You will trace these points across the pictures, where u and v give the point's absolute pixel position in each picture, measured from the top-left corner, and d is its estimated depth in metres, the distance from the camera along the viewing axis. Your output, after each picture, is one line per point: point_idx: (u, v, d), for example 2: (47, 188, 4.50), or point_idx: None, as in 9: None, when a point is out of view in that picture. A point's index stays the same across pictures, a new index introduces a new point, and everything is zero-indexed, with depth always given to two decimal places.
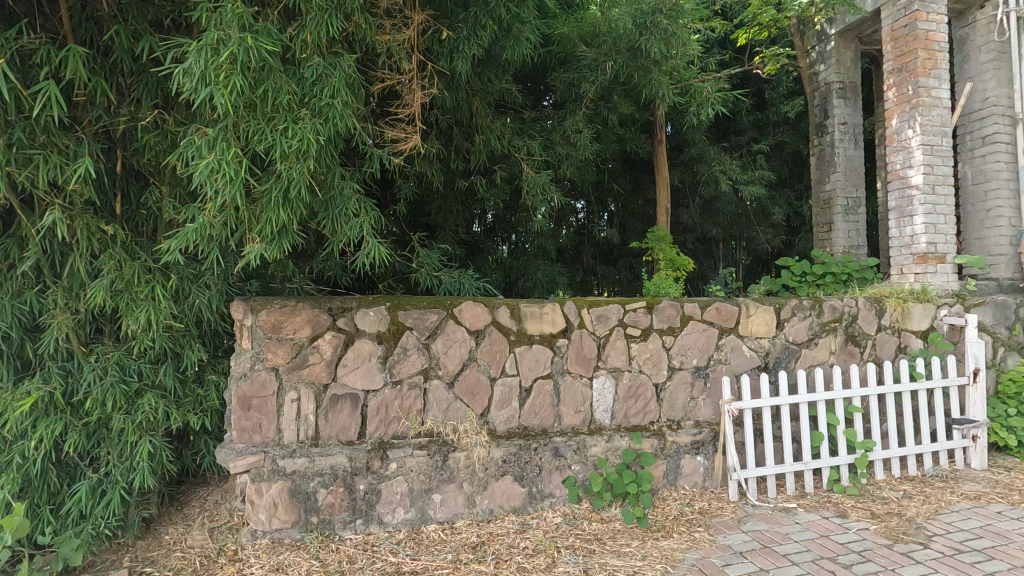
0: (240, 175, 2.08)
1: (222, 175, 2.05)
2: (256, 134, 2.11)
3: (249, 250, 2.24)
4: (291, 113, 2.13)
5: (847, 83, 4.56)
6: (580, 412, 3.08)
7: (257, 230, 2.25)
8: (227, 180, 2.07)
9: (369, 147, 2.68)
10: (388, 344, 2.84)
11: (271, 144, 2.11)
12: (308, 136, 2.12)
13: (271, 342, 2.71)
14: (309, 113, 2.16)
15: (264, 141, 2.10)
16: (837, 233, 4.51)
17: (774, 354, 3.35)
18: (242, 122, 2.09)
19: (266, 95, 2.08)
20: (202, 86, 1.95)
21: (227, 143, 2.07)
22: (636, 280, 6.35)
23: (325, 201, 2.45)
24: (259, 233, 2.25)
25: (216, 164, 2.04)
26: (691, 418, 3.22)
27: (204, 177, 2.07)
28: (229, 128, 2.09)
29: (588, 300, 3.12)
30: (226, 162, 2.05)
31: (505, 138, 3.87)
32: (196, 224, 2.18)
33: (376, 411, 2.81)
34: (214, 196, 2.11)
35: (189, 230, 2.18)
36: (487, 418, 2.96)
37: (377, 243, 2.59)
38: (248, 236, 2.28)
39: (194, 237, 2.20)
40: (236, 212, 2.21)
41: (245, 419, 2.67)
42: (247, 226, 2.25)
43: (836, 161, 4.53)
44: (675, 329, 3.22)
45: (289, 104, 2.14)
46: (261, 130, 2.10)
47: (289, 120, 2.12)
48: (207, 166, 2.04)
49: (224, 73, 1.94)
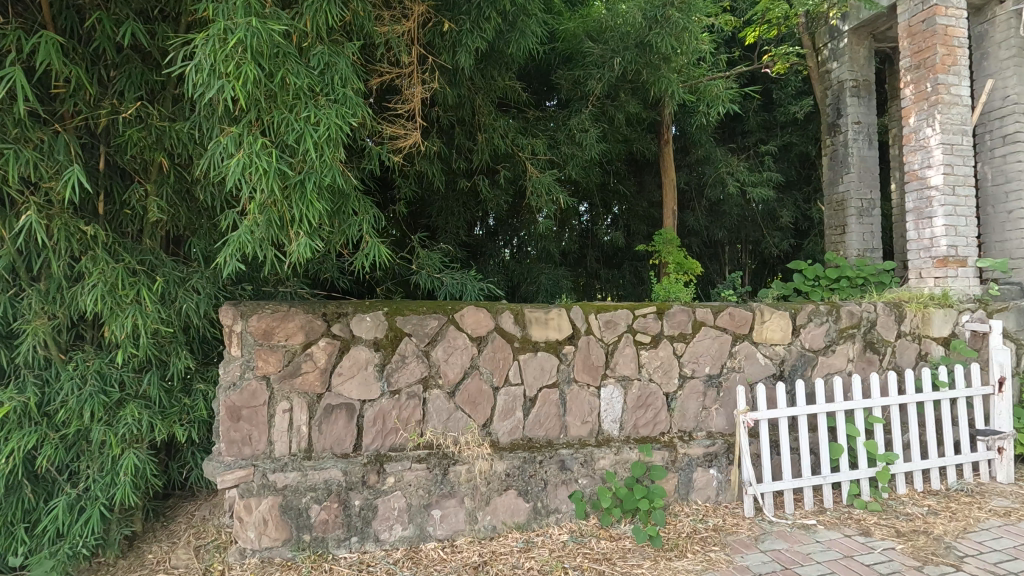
0: (276, 167, 1.91)
1: (258, 168, 1.89)
2: (281, 126, 1.95)
3: (295, 247, 2.02)
4: (310, 101, 1.99)
5: (861, 81, 4.43)
6: (587, 422, 2.93)
7: (299, 226, 2.05)
8: (261, 174, 1.90)
9: (368, 144, 2.55)
10: (386, 351, 2.70)
11: (299, 135, 1.96)
12: (333, 122, 2.00)
13: (262, 349, 2.56)
14: (327, 100, 2.03)
15: (293, 132, 1.95)
16: (850, 235, 4.37)
17: (790, 362, 3.20)
18: (265, 114, 1.93)
19: (284, 83, 1.93)
20: (212, 80, 1.78)
21: (252, 135, 1.92)
22: (641, 284, 6.20)
23: (343, 197, 2.31)
24: (300, 229, 2.05)
25: (249, 158, 1.88)
26: (703, 429, 3.07)
27: (239, 177, 1.90)
28: (253, 122, 1.94)
29: (596, 304, 2.98)
30: (259, 154, 1.89)
31: (509, 137, 3.73)
32: (241, 229, 1.97)
33: (372, 422, 2.66)
34: (252, 194, 1.94)
35: (240, 235, 1.97)
36: (490, 429, 2.81)
37: (377, 242, 2.47)
38: (291, 234, 2.06)
39: (242, 244, 2.01)
40: (279, 210, 1.99)
41: (234, 431, 2.53)
42: (291, 224, 2.04)
43: (850, 161, 4.39)
44: (686, 335, 3.07)
45: (308, 90, 1.99)
46: (286, 120, 1.95)
47: (311, 107, 1.98)
48: (240, 163, 1.88)
49: (235, 63, 1.78)
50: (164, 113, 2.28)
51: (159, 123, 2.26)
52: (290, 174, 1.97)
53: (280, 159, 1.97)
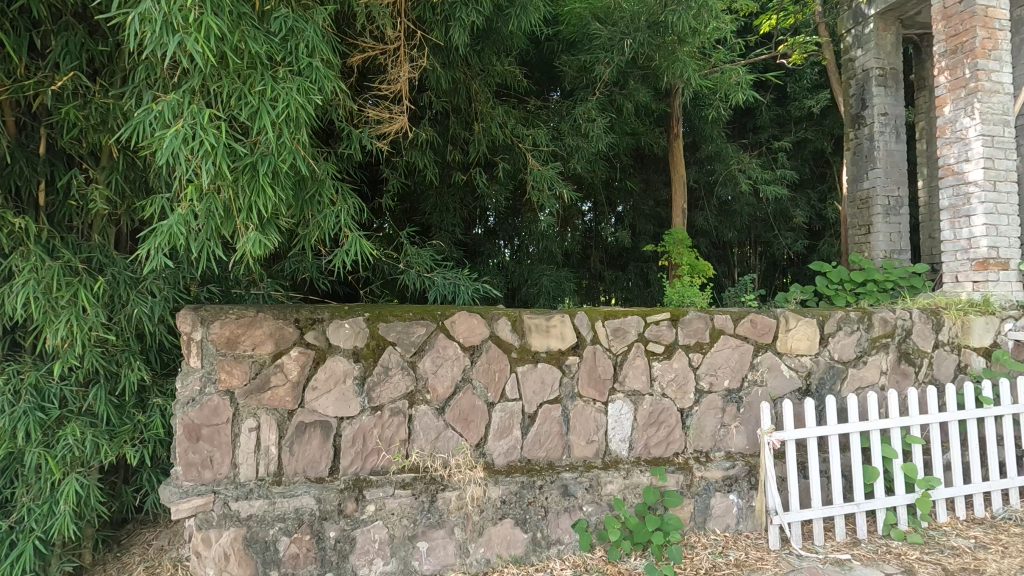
0: (224, 143, 1.63)
1: (199, 144, 1.61)
2: (231, 98, 1.66)
3: (243, 241, 1.74)
4: (268, 70, 1.70)
5: (888, 70, 4.09)
6: (592, 442, 2.62)
7: (248, 217, 1.76)
8: (203, 151, 1.62)
9: (348, 126, 2.24)
10: (368, 362, 2.40)
11: (253, 110, 1.67)
12: (294, 99, 1.71)
13: (226, 359, 2.26)
14: (289, 73, 1.74)
15: (245, 107, 1.66)
16: (876, 236, 4.06)
17: (818, 375, 2.89)
18: (212, 82, 1.64)
19: (239, 46, 1.64)
20: (168, 34, 1.50)
21: (196, 105, 1.62)
22: (647, 287, 5.88)
23: (310, 187, 2.01)
24: (249, 220, 1.76)
25: (189, 131, 1.60)
26: (722, 449, 2.77)
27: (174, 152, 1.61)
28: (195, 90, 1.64)
29: (603, 310, 2.67)
30: (203, 127, 1.61)
31: (507, 127, 3.43)
32: (174, 217, 1.70)
33: (351, 442, 2.36)
34: (190, 176, 1.66)
35: (171, 222, 1.70)
36: (484, 450, 2.51)
37: (359, 237, 2.18)
38: (237, 225, 1.76)
39: (175, 232, 1.71)
40: (223, 196, 1.72)
41: (193, 452, 2.23)
42: (237, 213, 1.75)
43: (877, 156, 4.06)
44: (703, 345, 2.76)
45: (266, 59, 1.70)
46: (237, 92, 1.66)
47: (269, 80, 1.69)
48: (177, 135, 1.59)
49: (194, 15, 1.50)
50: (106, 86, 1.98)
51: (100, 100, 1.95)
52: (240, 154, 1.69)
53: (230, 135, 1.68)
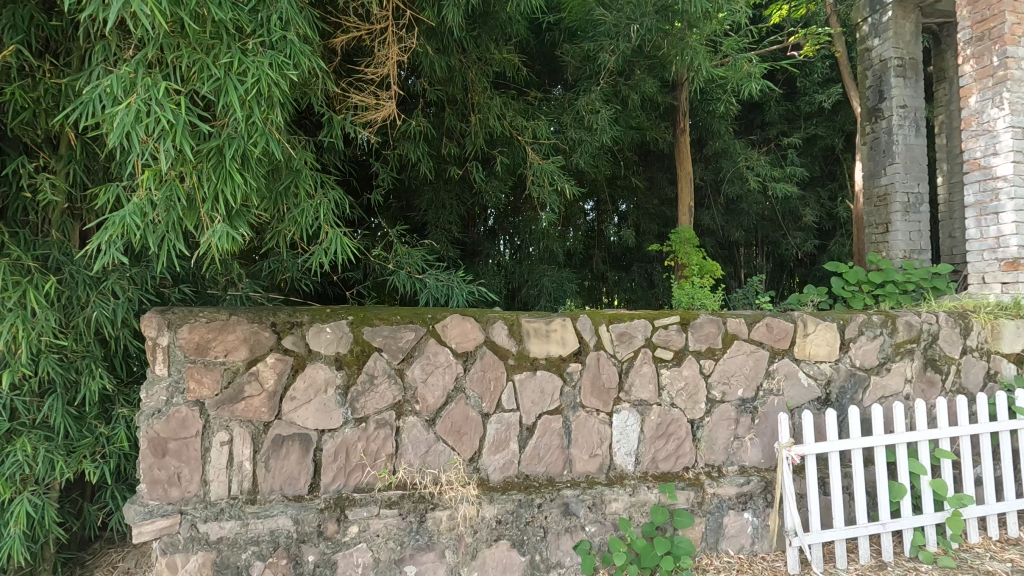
0: (185, 121, 1.42)
1: (154, 121, 1.39)
2: (193, 71, 1.46)
3: (208, 235, 1.53)
4: (235, 41, 1.50)
5: (907, 60, 3.87)
6: (596, 456, 2.43)
7: (214, 208, 1.55)
8: (159, 130, 1.41)
9: (330, 113, 2.06)
10: (351, 370, 2.20)
11: (219, 85, 1.47)
12: (266, 74, 1.51)
13: (196, 367, 2.07)
14: (260, 45, 1.54)
15: (209, 81, 1.46)
16: (895, 235, 3.85)
17: (838, 383, 2.69)
18: (169, 53, 1.43)
19: (200, 12, 1.43)
20: None
21: (151, 77, 1.40)
22: (652, 288, 5.68)
23: (286, 178, 1.82)
24: (216, 211, 1.55)
25: (142, 107, 1.38)
26: (735, 464, 2.57)
27: (125, 130, 1.39)
28: (151, 62, 1.43)
29: (608, 313, 2.48)
30: (158, 102, 1.39)
31: (506, 118, 3.24)
32: (128, 206, 1.47)
33: (333, 457, 2.17)
34: (146, 159, 1.44)
35: (124, 213, 1.46)
36: (479, 465, 2.31)
37: (339, 233, 1.99)
38: (202, 217, 1.55)
39: (129, 225, 1.48)
40: (186, 184, 1.51)
41: (158, 469, 2.04)
42: (202, 203, 1.53)
43: (895, 151, 3.86)
44: (715, 351, 2.56)
45: (233, 28, 1.49)
46: (199, 65, 1.46)
47: (236, 51, 1.49)
48: (130, 111, 1.38)
49: None
50: (58, 64, 1.77)
51: (51, 81, 1.75)
52: (205, 136, 1.48)
53: (192, 113, 1.47)
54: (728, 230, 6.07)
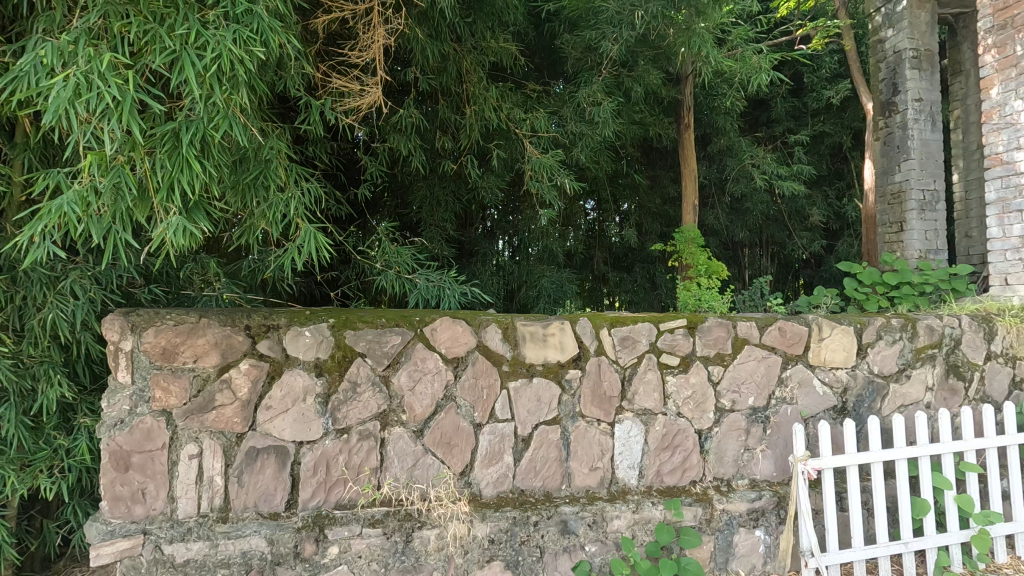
0: (132, 99, 1.27)
1: (96, 97, 1.24)
2: (144, 44, 1.31)
3: (161, 228, 1.39)
4: (193, 12, 1.34)
5: (923, 51, 3.70)
6: (596, 470, 2.26)
7: (168, 198, 1.41)
8: (102, 107, 1.26)
9: (309, 99, 1.90)
10: (332, 377, 2.04)
11: (174, 58, 1.32)
12: (228, 48, 1.34)
13: (162, 374, 1.91)
14: (223, 16, 1.37)
15: (163, 54, 1.30)
16: (909, 234, 3.69)
17: (855, 391, 2.52)
18: (116, 21, 1.29)
19: None
20: None
21: (95, 48, 1.26)
22: (654, 290, 5.51)
23: (252, 168, 1.67)
24: (170, 202, 1.41)
25: (82, 81, 1.24)
26: (745, 477, 2.40)
27: (61, 108, 1.24)
28: (97, 33, 1.29)
29: (610, 316, 2.31)
30: (101, 76, 1.25)
31: (502, 110, 3.07)
32: (68, 194, 1.34)
33: (312, 472, 2.01)
34: (89, 141, 1.30)
35: (63, 201, 1.32)
36: (470, 479, 2.15)
37: (315, 229, 1.83)
38: (154, 207, 1.42)
39: (69, 215, 1.34)
40: (137, 171, 1.37)
41: (121, 485, 1.88)
42: (153, 192, 1.39)
43: (910, 146, 3.69)
44: (724, 357, 2.39)
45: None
46: (152, 36, 1.30)
47: (195, 22, 1.32)
48: (67, 86, 1.23)
49: None
50: None
51: None
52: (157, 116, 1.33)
53: (142, 91, 1.32)
54: (733, 230, 5.91)
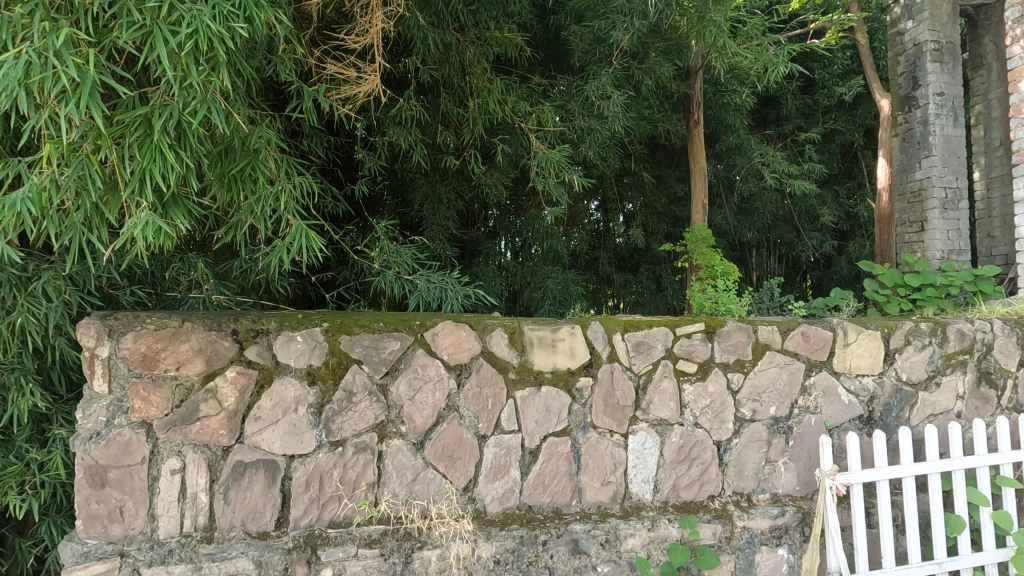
0: (93, 80, 1.13)
1: (52, 78, 1.11)
2: (109, 18, 1.17)
3: (131, 225, 1.26)
4: None
5: (945, 43, 3.54)
6: (608, 484, 2.11)
7: (139, 192, 1.28)
8: (60, 89, 1.13)
9: (302, 86, 1.76)
10: (326, 386, 1.90)
11: (144, 35, 1.18)
12: (204, 23, 1.20)
13: (142, 383, 1.76)
14: None
15: (131, 30, 1.16)
16: (931, 234, 3.54)
17: (882, 400, 2.38)
18: None
19: None
20: None
21: (50, 21, 1.12)
22: (661, 291, 5.36)
23: (240, 160, 1.51)
24: (141, 196, 1.29)
25: (35, 59, 1.10)
26: (767, 492, 2.26)
27: (13, 89, 1.11)
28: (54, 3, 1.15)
29: (623, 319, 2.17)
30: (58, 53, 1.11)
31: (507, 103, 2.94)
32: (27, 186, 1.21)
33: (304, 487, 1.87)
34: (48, 127, 1.18)
35: (19, 196, 1.20)
36: (474, 494, 2.01)
37: (305, 226, 1.69)
38: (124, 202, 1.29)
39: (26, 210, 1.22)
40: (105, 161, 1.24)
41: (97, 503, 1.73)
42: (122, 185, 1.27)
43: (932, 142, 3.54)
44: (744, 363, 2.25)
45: None
46: (117, 9, 1.16)
47: None
48: (18, 64, 1.09)
49: None
50: None
51: None
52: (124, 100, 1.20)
53: (107, 72, 1.18)
54: (742, 230, 5.76)
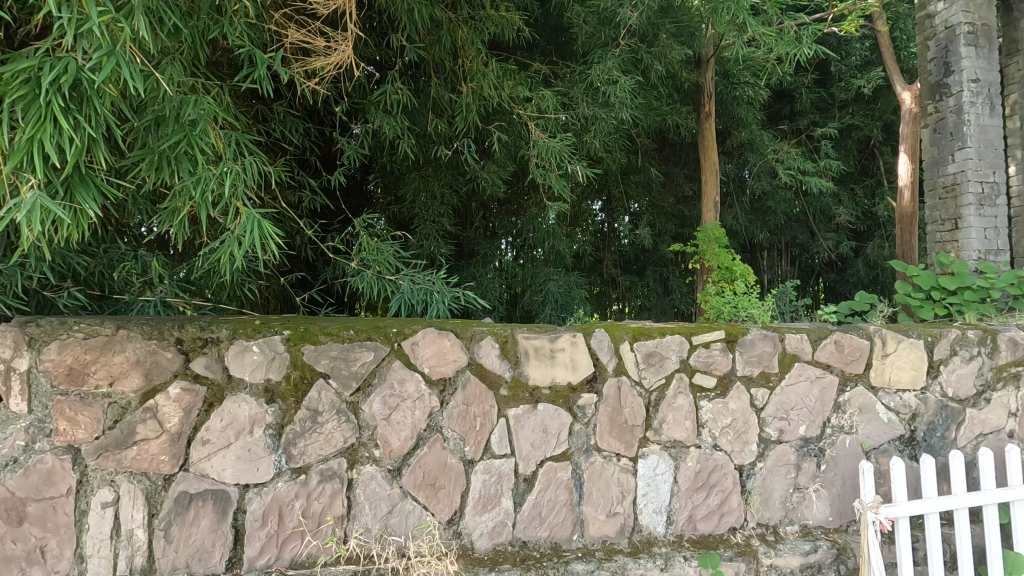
0: None
1: None
2: None
3: (13, 209, 0.99)
4: None
5: (980, 25, 3.26)
6: (615, 516, 1.84)
7: (26, 167, 1.01)
8: None
9: (258, 56, 1.49)
10: (287, 405, 1.63)
11: None
12: None
13: (68, 402, 1.51)
14: None
15: None
16: (967, 232, 3.26)
17: (926, 418, 2.09)
18: None
19: None
20: None
21: None
22: (669, 295, 5.08)
23: (172, 133, 1.23)
24: (29, 172, 1.01)
25: None
26: (795, 522, 1.99)
27: None
28: None
29: (632, 326, 1.90)
30: None
31: (504, 87, 2.65)
32: None
33: (260, 523, 1.60)
34: None
35: None
36: (460, 528, 1.74)
37: (258, 216, 1.39)
38: (8, 180, 1.02)
39: None
40: None
41: (13, 541, 1.48)
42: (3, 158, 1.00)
43: (967, 132, 3.25)
44: (770, 377, 1.97)
45: None
46: None
47: None
48: None
49: None
50: None
51: None
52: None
53: None
54: (754, 231, 5.47)
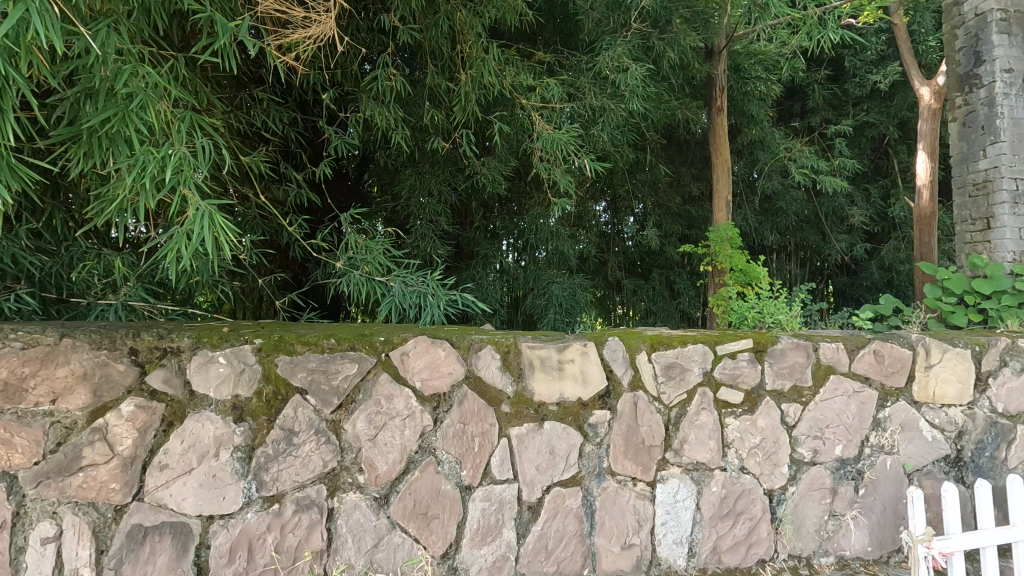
0: None
1: None
2: None
3: None
4: None
5: (1013, 12, 3.06)
6: (631, 548, 1.63)
7: None
8: None
9: (230, 25, 1.29)
10: (258, 424, 1.43)
11: None
12: None
13: (3, 421, 1.31)
14: None
15: None
16: (1001, 231, 3.06)
17: (974, 436, 1.89)
18: None
19: None
20: None
21: None
22: (677, 298, 4.87)
23: (105, 109, 1.09)
24: None
25: None
26: (831, 553, 1.78)
27: None
28: None
29: (649, 334, 1.70)
30: None
31: (505, 75, 2.45)
32: None
33: (226, 561, 1.39)
34: None
35: None
36: (455, 563, 1.53)
37: (208, 208, 1.23)
38: None
39: None
40: None
41: None
42: None
43: (1000, 126, 3.05)
44: (802, 392, 1.76)
45: None
46: None
47: None
48: None
49: None
50: None
51: None
52: None
53: None
54: (764, 232, 5.27)
